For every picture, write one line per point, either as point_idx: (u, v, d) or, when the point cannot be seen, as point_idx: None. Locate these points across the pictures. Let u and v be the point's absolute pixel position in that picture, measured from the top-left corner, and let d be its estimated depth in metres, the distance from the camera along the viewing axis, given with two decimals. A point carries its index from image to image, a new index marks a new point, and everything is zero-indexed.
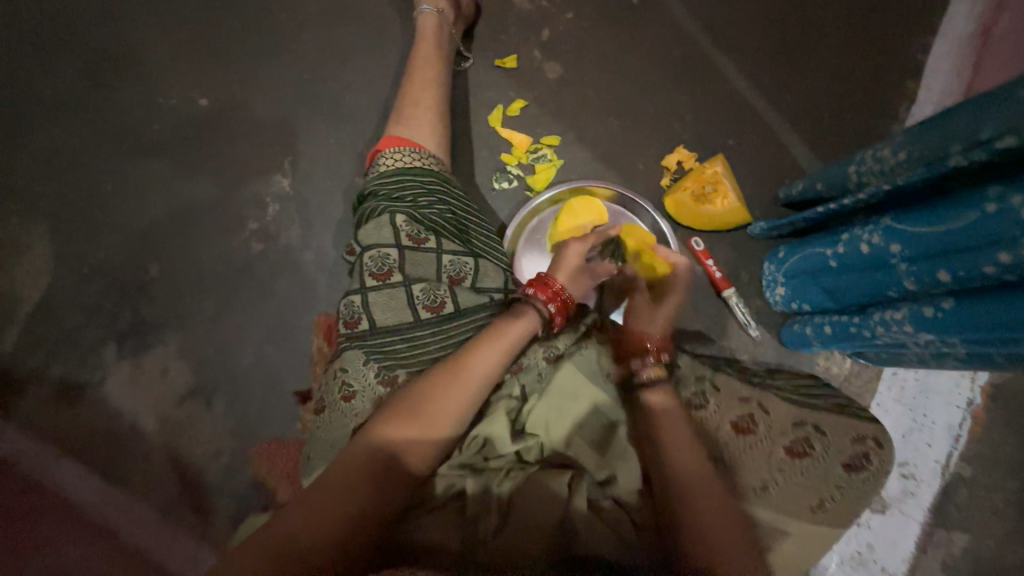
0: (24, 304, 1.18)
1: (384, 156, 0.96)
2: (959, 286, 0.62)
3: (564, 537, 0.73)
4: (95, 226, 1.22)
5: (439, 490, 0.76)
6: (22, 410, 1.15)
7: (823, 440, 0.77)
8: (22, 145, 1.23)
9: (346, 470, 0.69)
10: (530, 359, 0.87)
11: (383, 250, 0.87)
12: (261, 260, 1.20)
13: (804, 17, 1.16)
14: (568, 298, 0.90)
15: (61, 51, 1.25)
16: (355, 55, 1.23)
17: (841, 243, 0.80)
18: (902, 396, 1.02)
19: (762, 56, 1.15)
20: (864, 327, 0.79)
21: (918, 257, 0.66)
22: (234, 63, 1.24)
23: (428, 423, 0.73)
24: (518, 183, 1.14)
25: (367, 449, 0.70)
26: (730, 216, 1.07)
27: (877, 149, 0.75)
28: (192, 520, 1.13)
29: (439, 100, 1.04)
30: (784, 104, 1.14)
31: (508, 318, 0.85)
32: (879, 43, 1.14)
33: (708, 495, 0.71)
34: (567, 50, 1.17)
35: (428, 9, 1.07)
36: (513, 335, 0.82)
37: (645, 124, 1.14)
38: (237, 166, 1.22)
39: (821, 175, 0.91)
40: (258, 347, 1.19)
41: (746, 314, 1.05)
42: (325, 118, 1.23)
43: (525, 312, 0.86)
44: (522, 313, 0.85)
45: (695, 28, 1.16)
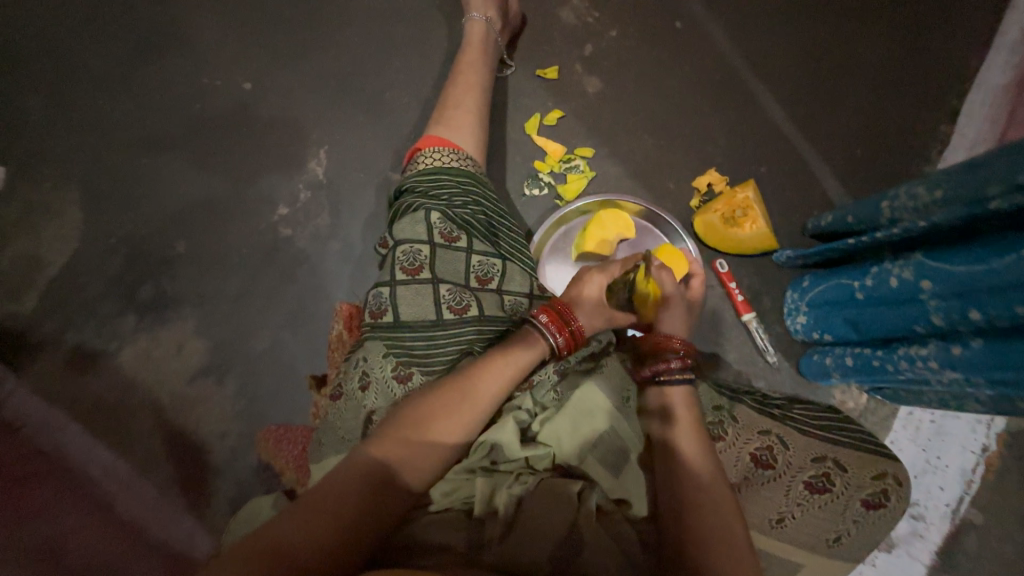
0: (51, 266, 1.19)
1: (422, 154, 0.98)
2: (990, 325, 0.63)
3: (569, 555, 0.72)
4: (127, 197, 1.23)
5: (437, 496, 0.77)
6: (36, 372, 1.15)
7: (844, 475, 0.75)
8: (65, 112, 1.25)
9: (351, 474, 0.69)
10: (539, 376, 0.87)
11: (414, 245, 0.88)
12: (287, 244, 1.21)
13: (841, 55, 1.18)
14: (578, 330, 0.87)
15: (112, 25, 1.28)
16: (399, 54, 1.26)
17: (869, 276, 0.81)
18: (917, 437, 1.01)
19: (798, 89, 1.17)
20: (888, 360, 0.80)
21: (949, 294, 0.67)
22: (280, 52, 1.27)
23: (428, 439, 0.73)
24: (549, 192, 1.15)
25: (370, 459, 0.70)
26: (755, 244, 1.07)
27: (911, 187, 0.76)
28: (193, 497, 1.13)
29: (480, 104, 1.06)
30: (816, 137, 1.15)
31: (521, 339, 0.84)
32: (913, 86, 1.16)
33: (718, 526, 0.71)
34: (607, 65, 1.19)
35: (477, 16, 1.09)
36: (526, 359, 0.82)
37: (678, 145, 1.16)
38: (273, 151, 1.24)
39: (852, 209, 0.91)
40: (276, 330, 1.19)
41: (764, 340, 1.06)
42: (364, 112, 1.25)
43: (534, 337, 0.85)
44: (531, 336, 0.85)
45: (733, 56, 1.19)
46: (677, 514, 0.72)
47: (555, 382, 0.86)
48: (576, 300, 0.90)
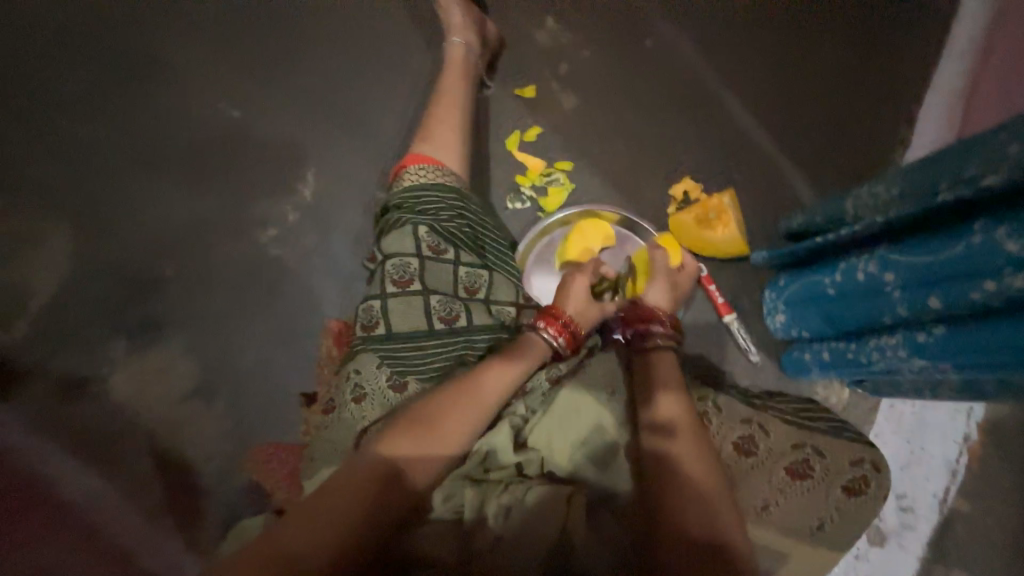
0: (43, 293, 1.21)
1: (407, 171, 1.01)
2: (950, 313, 0.66)
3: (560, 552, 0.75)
4: (118, 223, 1.25)
5: (438, 501, 0.77)
6: (25, 398, 1.15)
7: (823, 461, 0.77)
8: (58, 143, 1.28)
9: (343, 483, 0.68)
10: (533, 381, 0.89)
11: (403, 259, 0.90)
12: (277, 264, 1.24)
13: (804, 65, 1.25)
14: (575, 330, 0.91)
15: (104, 59, 1.32)
16: (383, 78, 1.31)
17: (839, 272, 0.84)
18: (899, 429, 1.03)
19: (765, 98, 1.23)
20: (861, 352, 0.82)
21: (911, 284, 0.70)
22: (268, 79, 1.32)
23: (436, 436, 0.75)
24: (531, 204, 1.19)
25: (372, 460, 0.70)
26: (729, 247, 1.12)
27: (871, 186, 0.80)
28: (184, 521, 1.11)
29: (461, 122, 1.10)
30: (785, 143, 1.20)
31: (518, 344, 0.89)
32: (873, 92, 1.22)
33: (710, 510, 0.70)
34: (582, 82, 1.24)
35: (456, 41, 1.14)
36: (523, 361, 0.86)
37: (653, 155, 1.21)
38: (263, 174, 1.28)
39: (819, 209, 0.96)
40: (266, 349, 1.20)
41: (746, 339, 1.09)
42: (350, 134, 1.29)
43: (530, 342, 0.89)
44: (529, 341, 0.89)
45: (702, 69, 1.25)
46: (662, 493, 0.72)
47: (546, 389, 0.89)
48: (565, 299, 0.96)
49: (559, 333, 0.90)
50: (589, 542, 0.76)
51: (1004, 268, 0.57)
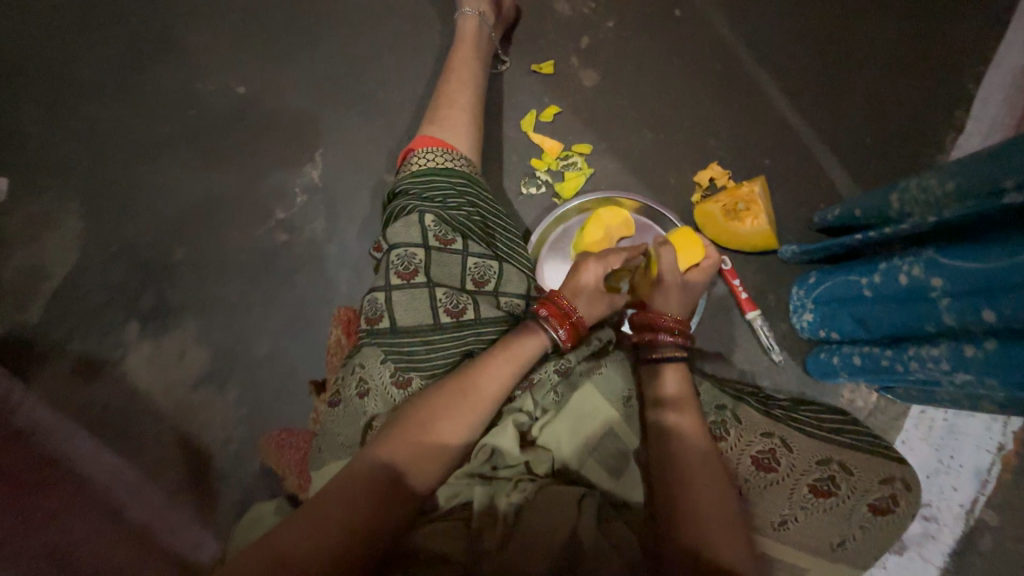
0: (55, 276, 1.20)
1: (415, 155, 0.96)
2: (1005, 326, 0.59)
3: (572, 553, 0.70)
4: (126, 206, 1.23)
5: (445, 498, 0.77)
6: (44, 381, 1.17)
7: (850, 478, 0.72)
8: (64, 123, 1.25)
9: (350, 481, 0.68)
10: (540, 374, 0.85)
11: (409, 250, 0.86)
12: (285, 249, 1.21)
13: (850, 40, 1.14)
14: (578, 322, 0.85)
15: (106, 33, 1.27)
16: (393, 53, 1.24)
17: (880, 271, 0.79)
18: (929, 436, 0.98)
19: (804, 77, 1.13)
20: (897, 360, 0.77)
21: (961, 292, 0.64)
22: (273, 54, 1.25)
23: (437, 440, 0.73)
24: (546, 190, 1.13)
25: (374, 461, 0.69)
26: (756, 240, 1.03)
27: (923, 179, 0.73)
28: (199, 503, 1.14)
29: (474, 101, 1.03)
30: (823, 126, 1.11)
31: (521, 334, 0.84)
32: (926, 70, 1.11)
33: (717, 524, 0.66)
34: (604, 58, 1.16)
35: (468, 11, 1.07)
36: (527, 352, 0.81)
37: (679, 138, 1.13)
38: (269, 155, 1.23)
39: (860, 202, 0.88)
40: (276, 336, 1.19)
41: (769, 339, 1.03)
42: (358, 113, 1.23)
43: (533, 331, 0.84)
44: (531, 330, 0.84)
45: (736, 44, 1.15)
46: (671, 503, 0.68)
47: (555, 382, 0.84)
48: (573, 288, 0.88)
49: (562, 325, 0.84)
50: (598, 546, 0.71)
51: None
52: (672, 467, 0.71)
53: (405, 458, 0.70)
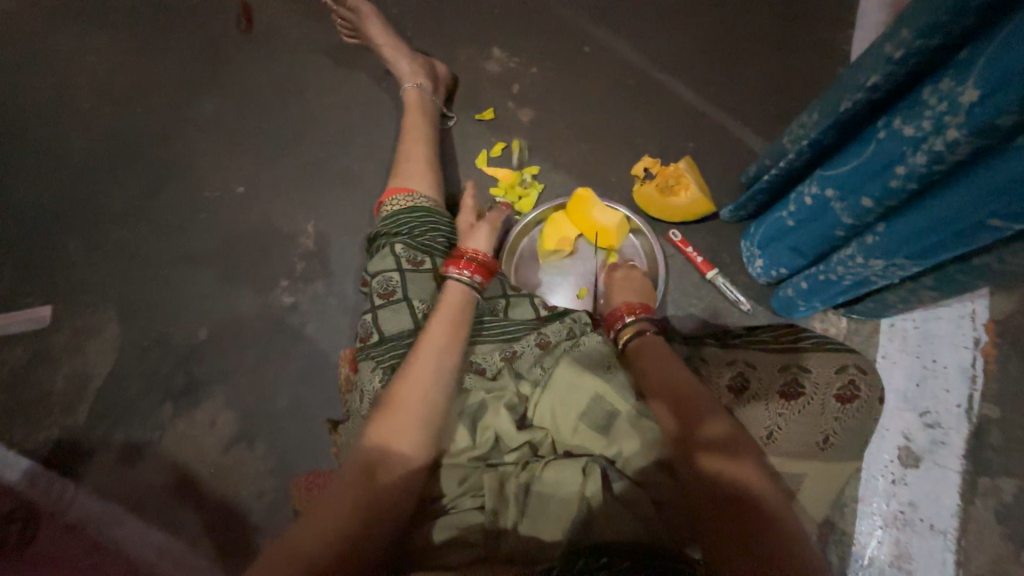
0: (95, 377, 1.34)
1: (385, 203, 1.12)
2: (885, 208, 0.69)
3: (581, 521, 0.75)
4: (151, 304, 1.40)
5: (451, 488, 0.81)
6: (91, 474, 1.27)
7: (811, 377, 0.79)
8: (93, 246, 1.45)
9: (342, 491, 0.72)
10: (522, 346, 0.94)
11: (387, 274, 1.00)
12: (293, 310, 1.36)
13: (734, 38, 1.35)
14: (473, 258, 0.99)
15: (122, 167, 1.50)
16: (361, 132, 1.48)
17: (790, 203, 0.89)
18: (906, 345, 1.06)
19: (704, 73, 1.33)
20: (830, 271, 0.86)
21: (845, 194, 0.75)
22: (264, 155, 1.49)
23: (403, 405, 0.77)
24: (508, 211, 1.29)
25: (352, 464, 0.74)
26: (694, 208, 1.16)
27: (799, 118, 0.86)
28: (243, 559, 1.20)
29: (428, 152, 1.21)
30: (729, 108, 1.29)
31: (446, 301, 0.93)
32: (803, 47, 1.32)
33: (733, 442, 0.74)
34: (535, 95, 1.36)
35: (410, 86, 1.27)
36: (455, 313, 0.90)
37: (611, 144, 1.30)
38: (270, 235, 1.43)
39: (765, 154, 1.01)
40: (294, 388, 1.31)
41: (734, 292, 1.12)
42: (340, 185, 1.45)
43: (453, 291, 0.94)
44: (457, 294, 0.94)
45: (641, 61, 1.36)
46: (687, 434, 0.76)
47: (539, 358, 0.92)
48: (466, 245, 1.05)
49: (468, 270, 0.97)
50: (609, 506, 0.75)
51: (907, 152, 0.62)
52: (683, 400, 0.79)
53: (383, 442, 0.75)
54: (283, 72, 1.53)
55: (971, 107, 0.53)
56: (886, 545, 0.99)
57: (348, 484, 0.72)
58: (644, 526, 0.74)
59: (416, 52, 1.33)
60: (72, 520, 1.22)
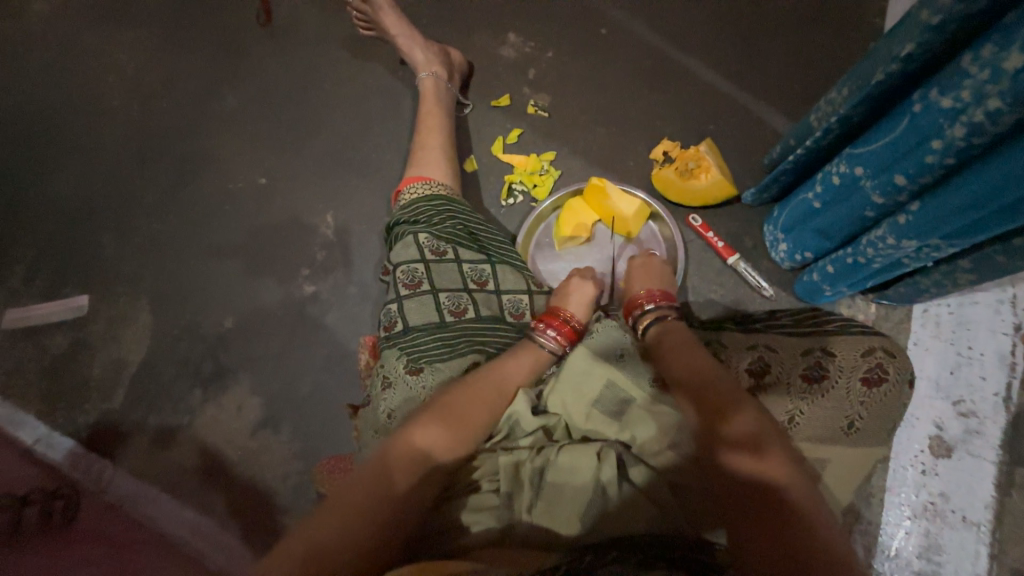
0: (130, 364, 1.40)
1: (406, 192, 1.13)
2: (918, 185, 0.66)
3: (598, 506, 0.75)
4: (179, 293, 1.45)
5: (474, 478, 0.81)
6: (129, 455, 1.33)
7: (835, 361, 0.78)
8: (124, 238, 1.50)
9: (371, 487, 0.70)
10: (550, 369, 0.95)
11: (411, 264, 1.00)
12: (314, 299, 1.39)
13: (758, 15, 1.30)
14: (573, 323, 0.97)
15: (149, 161, 1.55)
16: (378, 122, 1.49)
17: (817, 183, 0.86)
18: (940, 332, 0.99)
19: (726, 53, 1.29)
20: (858, 254, 0.83)
21: (876, 171, 0.72)
22: (283, 147, 1.51)
23: (464, 420, 0.79)
24: (524, 198, 1.28)
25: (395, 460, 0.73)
26: (714, 191, 1.13)
27: (828, 94, 0.83)
28: (271, 538, 1.25)
29: (444, 141, 1.21)
30: (752, 89, 1.25)
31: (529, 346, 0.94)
32: (830, 22, 1.27)
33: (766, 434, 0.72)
34: (551, 80, 1.34)
35: (423, 75, 1.26)
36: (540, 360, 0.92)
37: (629, 128, 1.28)
38: (291, 226, 1.46)
39: (791, 134, 0.97)
40: (317, 374, 1.34)
41: (756, 277, 1.10)
42: (358, 175, 1.46)
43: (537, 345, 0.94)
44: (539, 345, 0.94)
45: (660, 42, 1.32)
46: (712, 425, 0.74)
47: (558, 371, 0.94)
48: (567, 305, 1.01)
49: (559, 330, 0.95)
50: (631, 498, 0.76)
51: (944, 124, 0.59)
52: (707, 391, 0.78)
53: (433, 445, 0.76)
54: (301, 64, 1.55)
55: (1015, 73, 0.50)
56: (914, 536, 0.94)
57: (366, 473, 0.72)
58: (661, 513, 0.75)
59: (429, 40, 1.33)
60: (113, 499, 1.29)
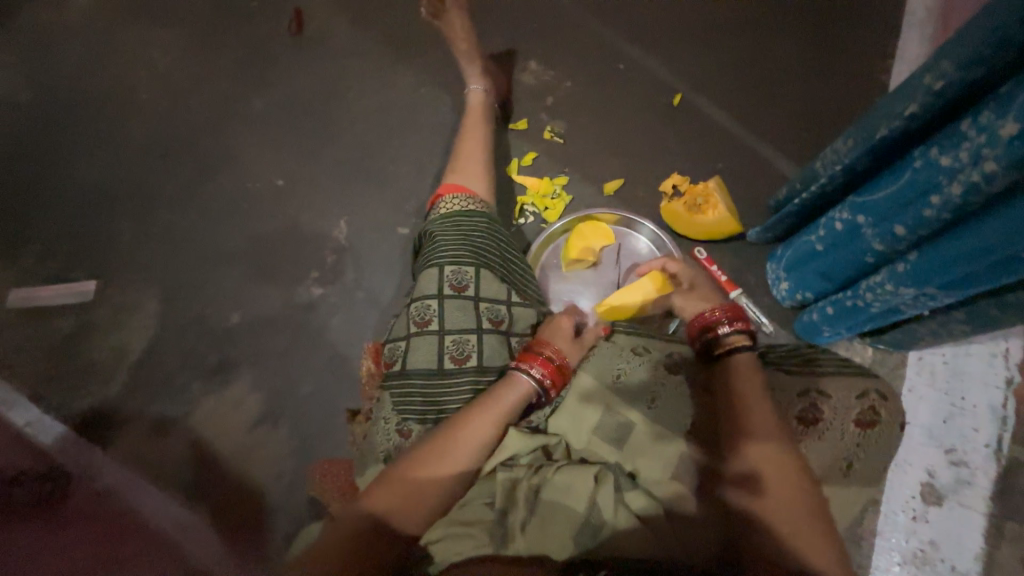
0: (133, 352, 1.41)
1: (443, 201, 1.07)
2: (917, 236, 0.69)
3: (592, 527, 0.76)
4: (189, 285, 1.47)
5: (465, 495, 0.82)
6: (121, 445, 1.33)
7: (830, 403, 0.79)
8: (139, 228, 1.53)
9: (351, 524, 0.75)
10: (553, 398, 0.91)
11: (425, 300, 0.95)
12: (320, 301, 1.41)
13: (769, 62, 1.36)
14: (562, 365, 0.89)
15: (173, 156, 1.59)
16: (398, 135, 1.53)
17: (820, 227, 0.89)
18: (934, 381, 1.02)
19: (738, 95, 1.35)
20: (857, 297, 0.86)
21: (877, 219, 0.75)
22: (305, 152, 1.56)
23: (408, 490, 0.76)
24: (535, 219, 1.31)
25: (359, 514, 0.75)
26: (721, 228, 1.18)
27: (833, 143, 0.87)
28: (257, 538, 1.24)
29: (486, 155, 1.20)
30: (760, 131, 1.31)
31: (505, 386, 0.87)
32: (837, 75, 1.33)
33: (785, 482, 0.72)
34: (568, 108, 1.39)
35: (475, 87, 1.27)
36: (508, 403, 0.84)
37: (641, 160, 1.32)
38: (305, 228, 1.48)
39: (796, 177, 1.01)
40: (317, 376, 1.35)
41: (756, 313, 1.12)
42: (374, 184, 1.50)
43: (511, 381, 0.87)
44: (517, 382, 0.86)
45: (675, 80, 1.38)
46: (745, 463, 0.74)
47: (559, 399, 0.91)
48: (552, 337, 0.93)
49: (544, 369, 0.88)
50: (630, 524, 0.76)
51: (942, 181, 0.62)
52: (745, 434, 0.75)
53: (387, 508, 0.75)
54: (329, 75, 1.61)
55: (1009, 139, 0.53)
56: None
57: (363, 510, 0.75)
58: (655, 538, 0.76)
59: (480, 56, 1.35)
60: (102, 487, 1.28)
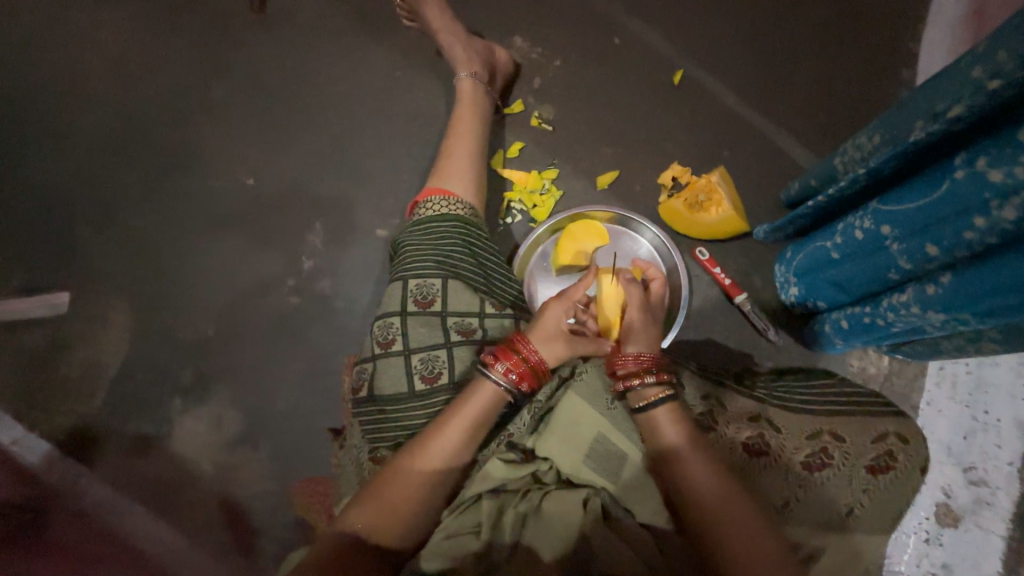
0: (108, 366, 1.36)
1: (420, 206, 0.99)
2: (950, 259, 0.60)
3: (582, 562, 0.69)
4: (160, 295, 1.39)
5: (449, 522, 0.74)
6: (104, 463, 1.30)
7: (841, 446, 0.73)
8: (104, 234, 1.44)
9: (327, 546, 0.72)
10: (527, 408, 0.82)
11: (388, 317, 0.88)
12: (298, 311, 1.34)
13: (783, 33, 1.21)
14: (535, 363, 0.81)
15: (133, 153, 1.48)
16: (374, 126, 1.41)
17: (838, 233, 0.79)
18: (955, 394, 1.00)
19: (746, 73, 1.21)
20: (877, 315, 0.77)
21: (905, 234, 0.65)
22: (274, 146, 1.44)
23: (388, 508, 0.73)
24: (522, 217, 1.21)
25: (336, 536, 0.72)
26: (723, 227, 1.08)
27: (856, 138, 0.76)
28: (245, 557, 1.23)
29: (476, 153, 1.07)
30: (770, 116, 1.18)
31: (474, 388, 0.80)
32: (858, 49, 1.19)
33: (748, 548, 0.65)
34: (557, 92, 1.25)
35: (463, 75, 1.13)
36: (478, 407, 0.78)
37: (638, 150, 1.20)
38: (278, 231, 1.39)
39: (812, 172, 0.90)
40: (298, 390, 1.30)
41: (761, 319, 1.05)
42: (350, 182, 1.39)
43: (483, 385, 0.80)
44: (482, 387, 0.79)
45: (676, 56, 1.23)
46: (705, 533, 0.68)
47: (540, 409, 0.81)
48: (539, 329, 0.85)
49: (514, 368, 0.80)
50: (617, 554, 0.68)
51: (990, 201, 0.52)
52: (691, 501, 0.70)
53: (367, 526, 0.72)
54: (296, 59, 1.46)
55: None
56: None
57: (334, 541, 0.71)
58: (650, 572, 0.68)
59: (472, 36, 1.20)
60: (86, 507, 1.26)
